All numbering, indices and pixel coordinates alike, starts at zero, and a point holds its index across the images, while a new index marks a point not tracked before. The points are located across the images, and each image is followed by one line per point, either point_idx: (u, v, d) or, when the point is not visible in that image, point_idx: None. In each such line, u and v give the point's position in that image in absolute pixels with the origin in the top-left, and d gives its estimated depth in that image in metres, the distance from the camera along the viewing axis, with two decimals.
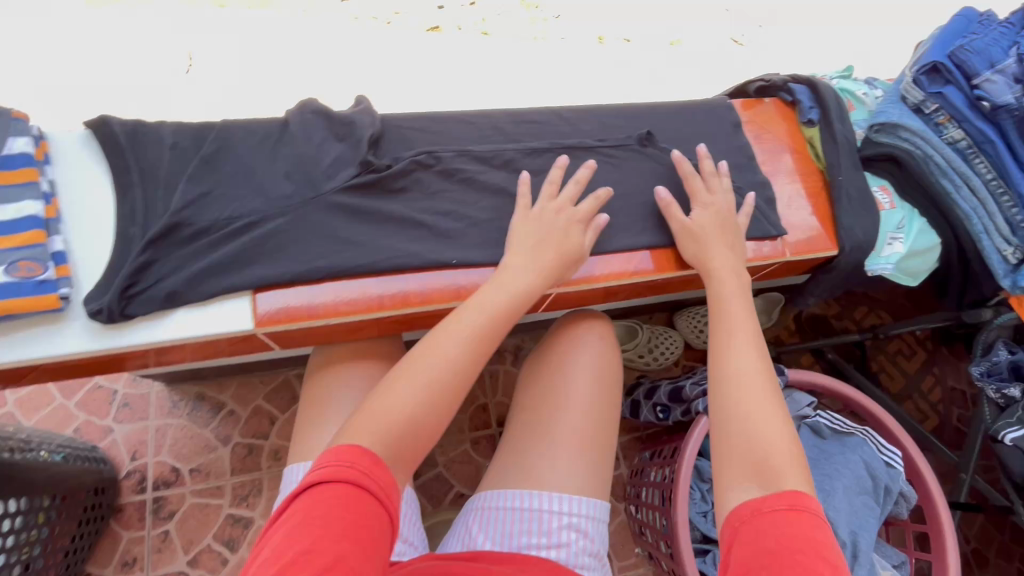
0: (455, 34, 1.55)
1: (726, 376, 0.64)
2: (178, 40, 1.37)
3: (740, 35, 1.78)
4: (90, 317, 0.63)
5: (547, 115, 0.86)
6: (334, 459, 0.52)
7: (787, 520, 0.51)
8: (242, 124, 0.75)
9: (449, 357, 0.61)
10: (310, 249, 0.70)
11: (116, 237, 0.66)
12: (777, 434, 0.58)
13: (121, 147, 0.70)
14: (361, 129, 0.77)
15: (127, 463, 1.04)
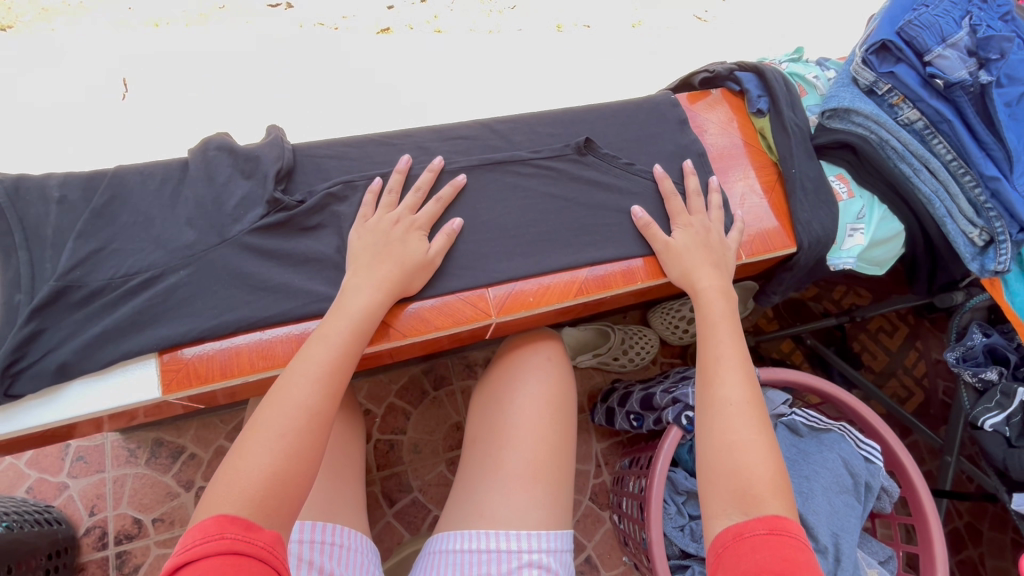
0: (407, 33, 1.46)
1: (715, 399, 0.60)
2: (105, 62, 1.26)
3: (704, 13, 1.72)
4: None
5: (477, 129, 0.82)
6: (200, 536, 0.46)
7: (767, 544, 0.48)
8: (136, 169, 0.73)
9: (301, 402, 0.56)
10: (215, 301, 0.69)
11: (2, 307, 0.65)
12: (763, 460, 0.55)
13: (3, 208, 0.67)
14: (266, 164, 0.74)
15: (86, 519, 1.00)
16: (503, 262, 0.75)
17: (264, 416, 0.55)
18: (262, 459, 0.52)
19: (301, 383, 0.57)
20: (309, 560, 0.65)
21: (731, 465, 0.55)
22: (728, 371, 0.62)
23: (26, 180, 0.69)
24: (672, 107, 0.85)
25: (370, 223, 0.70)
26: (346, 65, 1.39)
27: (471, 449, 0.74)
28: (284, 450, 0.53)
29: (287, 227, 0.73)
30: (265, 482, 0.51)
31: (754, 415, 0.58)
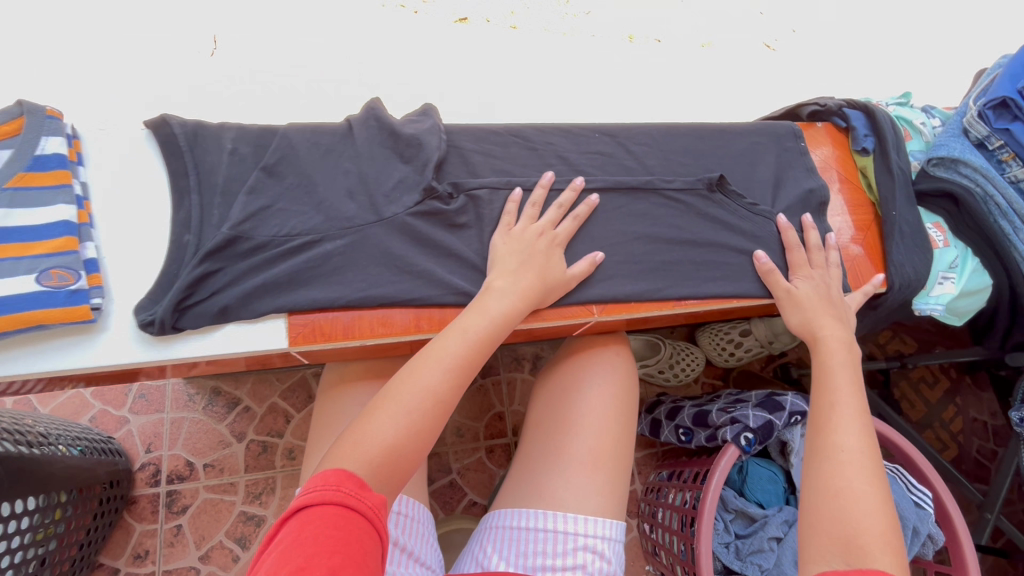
0: (484, 26, 1.51)
1: (827, 443, 0.58)
2: (196, 17, 1.26)
3: (774, 40, 1.78)
4: (141, 328, 0.59)
5: (613, 145, 0.74)
6: (321, 483, 0.48)
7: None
8: (305, 133, 0.69)
9: (428, 385, 0.55)
10: (367, 275, 0.65)
11: (170, 244, 0.62)
12: (876, 513, 0.52)
13: (180, 147, 0.64)
14: (428, 151, 0.69)
15: (142, 455, 1.04)
16: (624, 282, 0.68)
17: (392, 391, 0.55)
18: (383, 428, 0.53)
19: (433, 367, 0.56)
20: None
21: (835, 509, 0.53)
22: (847, 416, 0.59)
23: (205, 128, 0.66)
24: (800, 154, 0.77)
25: (513, 233, 0.66)
26: (424, 48, 1.41)
27: (532, 431, 0.73)
28: (408, 426, 0.53)
29: (436, 220, 0.68)
30: (382, 455, 0.52)
31: (872, 467, 0.55)
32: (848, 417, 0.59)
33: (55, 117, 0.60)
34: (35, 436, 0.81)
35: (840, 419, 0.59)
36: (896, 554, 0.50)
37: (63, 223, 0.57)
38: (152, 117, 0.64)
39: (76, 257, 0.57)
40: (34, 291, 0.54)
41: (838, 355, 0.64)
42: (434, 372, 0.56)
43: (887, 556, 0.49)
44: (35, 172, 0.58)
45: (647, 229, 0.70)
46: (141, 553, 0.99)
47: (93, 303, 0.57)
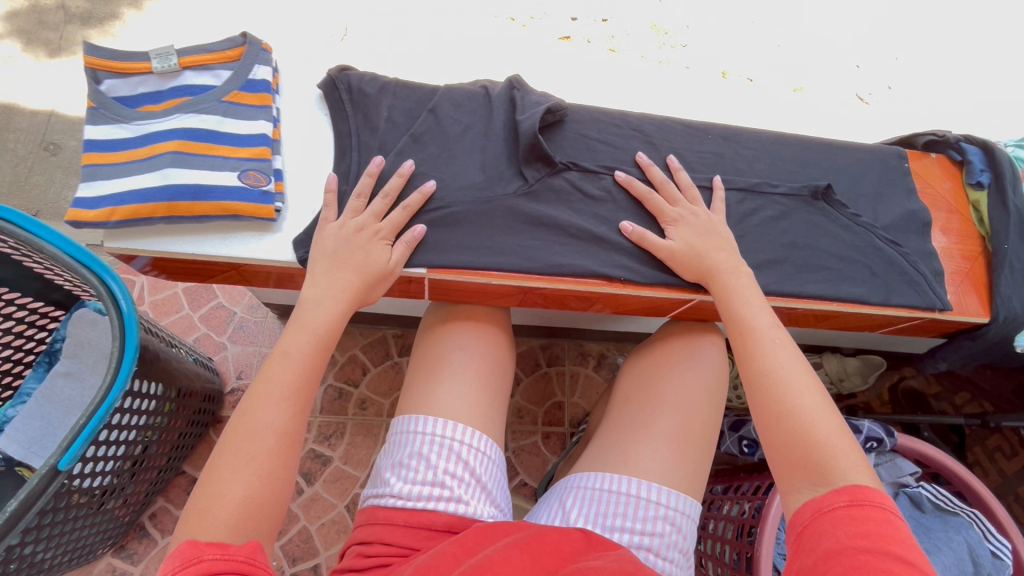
0: (584, 45, 1.70)
1: (760, 371, 0.59)
2: (338, 14, 1.54)
3: (868, 94, 1.84)
4: (301, 262, 0.62)
5: (726, 147, 0.76)
6: (174, 563, 0.45)
7: (850, 517, 0.47)
8: (453, 101, 0.72)
9: (275, 429, 0.53)
10: (491, 242, 0.67)
11: (330, 193, 0.65)
12: (830, 422, 0.54)
13: (346, 109, 0.68)
14: (560, 139, 0.73)
15: (233, 381, 1.13)
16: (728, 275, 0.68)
17: (234, 446, 0.52)
18: (244, 486, 0.50)
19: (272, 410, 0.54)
20: (460, 457, 0.70)
21: (790, 437, 0.54)
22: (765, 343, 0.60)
23: (367, 93, 0.70)
24: (902, 173, 0.79)
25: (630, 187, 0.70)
26: (527, 58, 1.63)
27: (623, 400, 0.80)
28: (282, 452, 0.53)
29: (558, 200, 0.70)
30: (253, 500, 0.50)
31: (812, 381, 0.57)
32: (770, 341, 0.60)
33: (267, 50, 0.66)
34: (165, 336, 0.91)
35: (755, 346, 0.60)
36: (860, 459, 0.52)
37: (261, 136, 0.63)
38: (327, 72, 0.69)
39: (268, 164, 0.62)
40: (233, 184, 0.60)
41: (733, 279, 0.64)
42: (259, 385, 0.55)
43: (860, 470, 0.51)
44: (245, 92, 0.64)
45: (757, 225, 0.71)
46: None
47: (277, 206, 0.62)
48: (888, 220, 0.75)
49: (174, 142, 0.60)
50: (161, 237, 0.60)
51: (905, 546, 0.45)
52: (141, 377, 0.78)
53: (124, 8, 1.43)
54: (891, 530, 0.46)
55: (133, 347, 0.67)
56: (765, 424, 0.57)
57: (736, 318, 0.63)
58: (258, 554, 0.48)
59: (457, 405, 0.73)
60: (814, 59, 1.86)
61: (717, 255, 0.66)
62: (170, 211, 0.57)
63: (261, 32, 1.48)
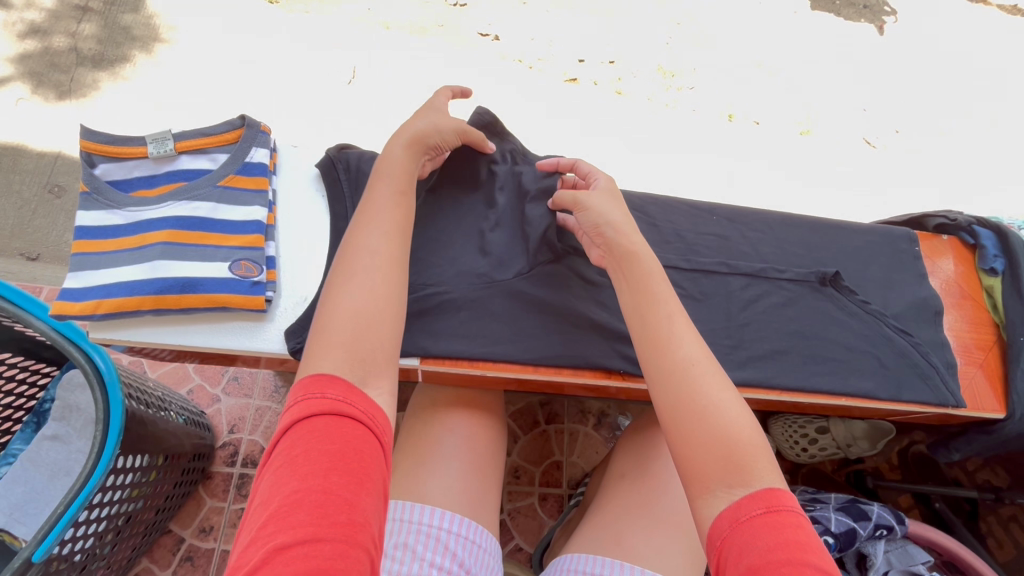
0: (590, 87, 1.70)
1: (674, 360, 0.55)
2: (346, 54, 1.55)
3: (875, 138, 1.83)
4: (290, 355, 0.59)
5: (731, 229, 0.74)
6: (303, 393, 0.49)
7: (766, 526, 0.47)
8: (451, 188, 0.74)
9: (356, 306, 0.54)
10: (488, 330, 0.67)
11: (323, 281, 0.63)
12: (738, 415, 0.53)
13: (343, 190, 0.67)
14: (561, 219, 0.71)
15: (225, 434, 1.10)
16: (732, 369, 0.66)
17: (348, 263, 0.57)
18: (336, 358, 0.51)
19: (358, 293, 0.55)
20: (448, 548, 0.65)
21: (706, 434, 0.52)
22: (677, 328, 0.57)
23: (365, 173, 0.68)
24: (913, 257, 0.77)
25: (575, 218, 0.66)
26: (534, 100, 1.64)
27: (622, 486, 0.78)
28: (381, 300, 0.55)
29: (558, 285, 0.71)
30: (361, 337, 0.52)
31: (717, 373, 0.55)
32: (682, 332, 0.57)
33: (266, 132, 0.65)
34: (154, 399, 0.89)
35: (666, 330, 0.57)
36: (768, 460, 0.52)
37: (255, 222, 0.62)
38: (325, 153, 0.68)
39: (261, 252, 0.61)
40: (223, 276, 0.59)
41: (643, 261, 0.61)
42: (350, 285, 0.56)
43: (773, 473, 0.51)
44: (242, 176, 0.64)
45: (762, 314, 0.69)
46: (207, 528, 1.04)
47: (268, 295, 0.60)
48: (898, 309, 0.73)
49: (165, 232, 0.59)
50: (148, 328, 0.58)
51: (816, 555, 0.45)
52: (127, 453, 0.76)
53: (136, 50, 1.44)
54: (805, 535, 0.47)
55: (118, 427, 0.66)
56: (675, 419, 0.53)
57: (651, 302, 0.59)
58: (375, 417, 0.50)
59: (446, 490, 0.69)
60: (821, 102, 1.85)
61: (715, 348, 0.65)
62: (159, 303, 0.56)
63: (269, 72, 1.49)
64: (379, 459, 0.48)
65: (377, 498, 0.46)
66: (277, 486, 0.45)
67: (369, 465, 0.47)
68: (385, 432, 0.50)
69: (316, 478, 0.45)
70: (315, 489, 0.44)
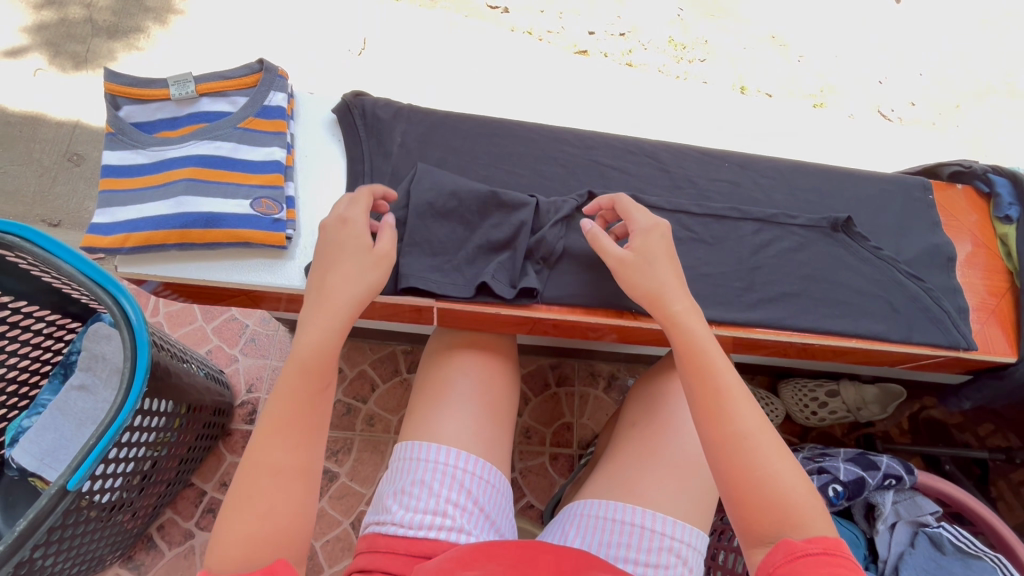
0: (601, 59, 1.69)
1: (726, 416, 0.51)
2: (355, 26, 1.55)
3: (891, 110, 1.81)
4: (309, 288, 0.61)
5: (743, 176, 0.75)
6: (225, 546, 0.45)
7: (826, 563, 0.44)
8: (466, 124, 0.73)
9: (279, 463, 0.49)
10: None
11: (341, 219, 0.65)
12: (797, 476, 0.48)
13: (359, 133, 0.69)
14: (571, 166, 0.73)
15: (243, 393, 1.13)
16: (742, 310, 0.67)
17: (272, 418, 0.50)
18: (249, 522, 0.46)
19: (284, 446, 0.49)
20: (463, 485, 0.68)
21: (761, 496, 0.47)
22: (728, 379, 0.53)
23: (380, 119, 0.70)
24: (927, 205, 0.77)
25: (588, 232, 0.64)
26: (544, 70, 1.62)
27: (632, 432, 0.79)
28: (294, 504, 0.48)
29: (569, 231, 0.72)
30: (268, 533, 0.46)
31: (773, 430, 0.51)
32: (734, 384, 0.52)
33: (283, 76, 0.67)
34: (176, 351, 0.91)
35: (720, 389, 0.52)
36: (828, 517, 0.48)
37: (275, 163, 0.64)
38: (341, 99, 0.70)
39: (281, 191, 0.63)
40: (244, 213, 0.60)
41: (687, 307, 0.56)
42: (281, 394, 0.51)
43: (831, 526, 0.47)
44: (261, 119, 0.65)
45: (774, 258, 0.69)
46: (227, 482, 1.08)
47: (288, 233, 0.62)
48: (909, 255, 0.73)
49: (188, 169, 0.61)
50: (173, 263, 0.60)
51: None
52: (152, 396, 0.79)
53: (149, 22, 1.46)
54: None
55: (144, 367, 0.68)
56: (732, 481, 0.49)
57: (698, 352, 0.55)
58: (276, 568, 0.45)
59: (461, 432, 0.71)
60: (835, 74, 1.83)
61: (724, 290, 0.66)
62: (183, 238, 0.58)
63: (280, 44, 1.50)
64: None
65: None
66: None
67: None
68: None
69: None
70: None
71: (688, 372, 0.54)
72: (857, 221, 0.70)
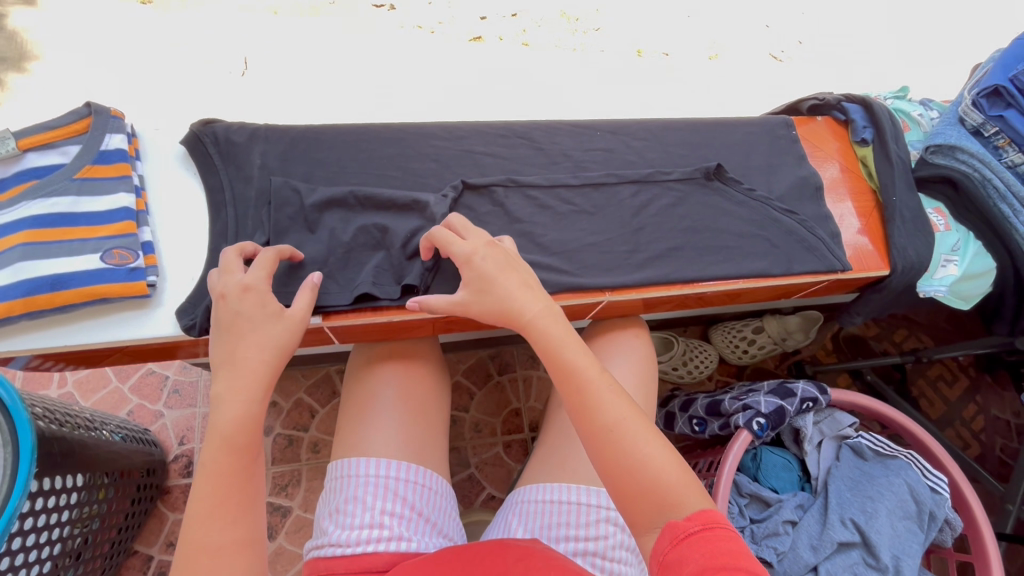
0: (496, 43, 1.68)
1: (596, 423, 0.53)
2: (236, 47, 1.48)
3: (780, 52, 1.88)
4: (183, 332, 0.59)
5: (617, 140, 0.76)
6: None
7: (705, 541, 0.45)
8: (334, 133, 0.71)
9: (216, 544, 0.50)
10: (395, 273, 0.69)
11: (208, 255, 0.63)
12: (666, 457, 0.51)
13: (214, 163, 0.66)
14: (447, 161, 0.72)
15: (175, 448, 1.08)
16: (632, 271, 0.69)
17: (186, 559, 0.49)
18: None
19: (220, 526, 0.50)
20: (398, 494, 0.68)
21: (638, 482, 0.50)
22: (593, 386, 0.55)
23: (236, 143, 0.67)
24: (792, 142, 0.81)
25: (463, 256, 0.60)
26: (439, 63, 1.60)
27: (562, 408, 0.80)
28: (243, 575, 0.50)
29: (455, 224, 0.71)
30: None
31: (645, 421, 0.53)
32: (604, 387, 0.54)
33: (118, 117, 0.64)
34: (84, 421, 0.86)
35: (585, 390, 0.54)
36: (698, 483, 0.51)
37: (123, 210, 0.61)
38: (188, 130, 0.66)
39: (134, 238, 0.60)
40: (96, 268, 0.57)
41: (549, 322, 0.58)
42: (205, 475, 0.52)
43: (701, 491, 0.50)
44: (99, 166, 0.62)
45: (655, 216, 0.72)
46: (175, 541, 1.03)
47: (149, 280, 0.59)
48: (781, 191, 0.77)
49: (23, 234, 0.56)
50: (27, 333, 0.57)
51: (753, 562, 0.43)
52: (54, 474, 0.74)
53: (5, 73, 1.35)
54: (739, 545, 0.44)
55: (29, 446, 0.63)
56: (612, 474, 0.51)
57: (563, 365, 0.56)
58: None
59: (388, 445, 0.70)
60: (722, 25, 1.88)
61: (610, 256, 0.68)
62: (30, 306, 0.54)
63: (156, 77, 1.41)
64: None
65: None
66: None
67: None
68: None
69: None
70: None
71: (561, 385, 0.56)
72: (724, 167, 0.74)
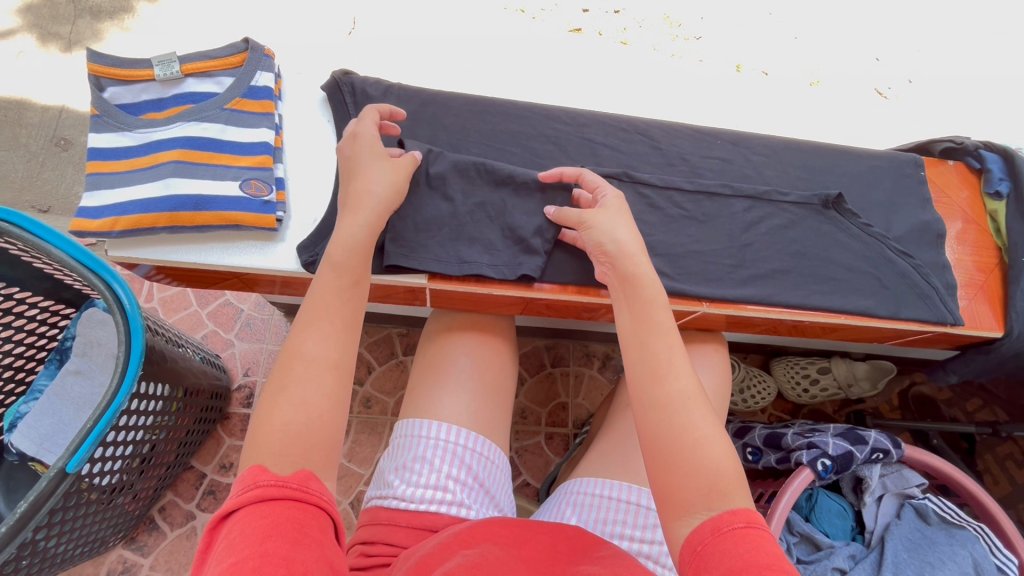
0: (595, 37, 1.65)
1: (667, 390, 0.52)
2: (345, 6, 1.51)
3: (887, 88, 1.78)
4: (303, 267, 0.63)
5: (735, 153, 0.75)
6: (240, 487, 0.45)
7: (747, 538, 0.44)
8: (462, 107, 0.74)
9: (314, 355, 0.51)
10: None
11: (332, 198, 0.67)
12: (725, 451, 0.50)
13: (349, 112, 0.71)
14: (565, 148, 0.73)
15: (240, 377, 1.14)
16: (734, 287, 0.67)
17: (284, 369, 0.51)
18: (286, 414, 0.48)
19: (316, 338, 0.52)
20: (463, 462, 0.69)
21: (689, 460, 0.49)
22: (673, 357, 0.54)
23: (370, 96, 0.72)
24: (918, 182, 0.78)
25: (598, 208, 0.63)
26: (536, 50, 1.59)
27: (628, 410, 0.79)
28: (328, 392, 0.51)
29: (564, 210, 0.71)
30: (300, 435, 0.48)
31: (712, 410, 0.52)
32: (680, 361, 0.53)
33: (269, 56, 0.70)
34: (172, 336, 0.92)
35: (661, 358, 0.54)
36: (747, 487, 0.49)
37: (262, 144, 0.67)
38: (329, 79, 0.72)
39: (269, 172, 0.66)
40: (236, 195, 0.63)
41: (648, 289, 0.58)
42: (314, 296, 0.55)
43: (748, 497, 0.48)
44: (248, 100, 0.68)
45: (764, 235, 0.70)
46: (227, 464, 1.09)
47: (278, 215, 0.65)
48: (898, 232, 0.74)
49: (175, 151, 0.64)
50: (163, 245, 0.63)
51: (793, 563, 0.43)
52: (149, 379, 0.79)
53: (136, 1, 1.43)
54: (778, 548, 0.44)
55: (139, 351, 0.68)
56: (662, 443, 0.50)
57: (649, 331, 0.56)
58: (310, 482, 0.46)
59: (459, 412, 0.72)
60: (830, 50, 1.80)
61: (714, 267, 0.68)
62: (173, 221, 0.61)
63: (267, 23, 1.46)
64: (317, 520, 0.44)
65: (319, 552, 0.42)
66: (233, 546, 0.40)
67: (307, 527, 0.43)
68: (324, 496, 0.47)
69: (252, 547, 0.40)
70: (253, 555, 0.40)
71: (637, 350, 0.55)
72: (845, 197, 0.71)
